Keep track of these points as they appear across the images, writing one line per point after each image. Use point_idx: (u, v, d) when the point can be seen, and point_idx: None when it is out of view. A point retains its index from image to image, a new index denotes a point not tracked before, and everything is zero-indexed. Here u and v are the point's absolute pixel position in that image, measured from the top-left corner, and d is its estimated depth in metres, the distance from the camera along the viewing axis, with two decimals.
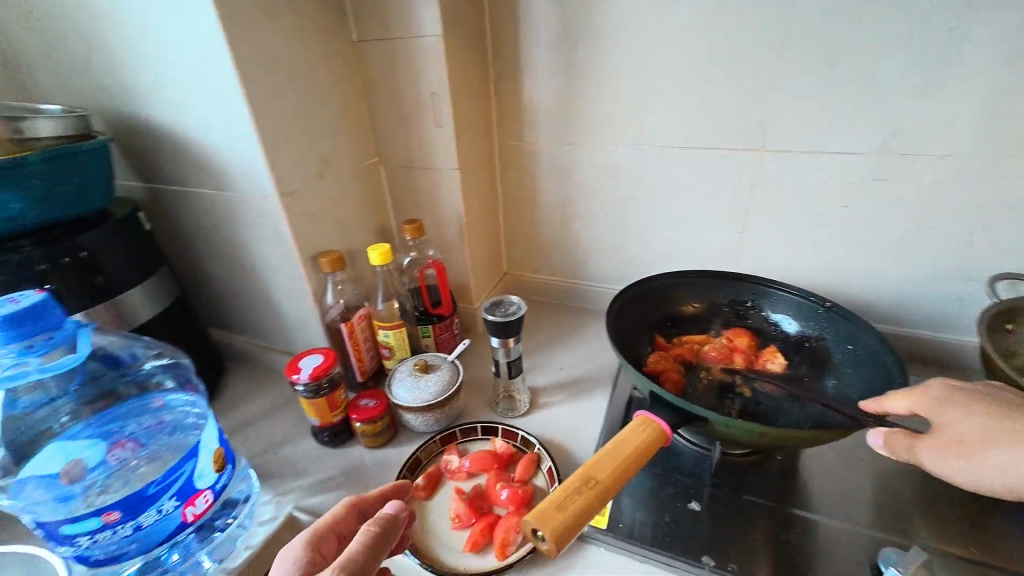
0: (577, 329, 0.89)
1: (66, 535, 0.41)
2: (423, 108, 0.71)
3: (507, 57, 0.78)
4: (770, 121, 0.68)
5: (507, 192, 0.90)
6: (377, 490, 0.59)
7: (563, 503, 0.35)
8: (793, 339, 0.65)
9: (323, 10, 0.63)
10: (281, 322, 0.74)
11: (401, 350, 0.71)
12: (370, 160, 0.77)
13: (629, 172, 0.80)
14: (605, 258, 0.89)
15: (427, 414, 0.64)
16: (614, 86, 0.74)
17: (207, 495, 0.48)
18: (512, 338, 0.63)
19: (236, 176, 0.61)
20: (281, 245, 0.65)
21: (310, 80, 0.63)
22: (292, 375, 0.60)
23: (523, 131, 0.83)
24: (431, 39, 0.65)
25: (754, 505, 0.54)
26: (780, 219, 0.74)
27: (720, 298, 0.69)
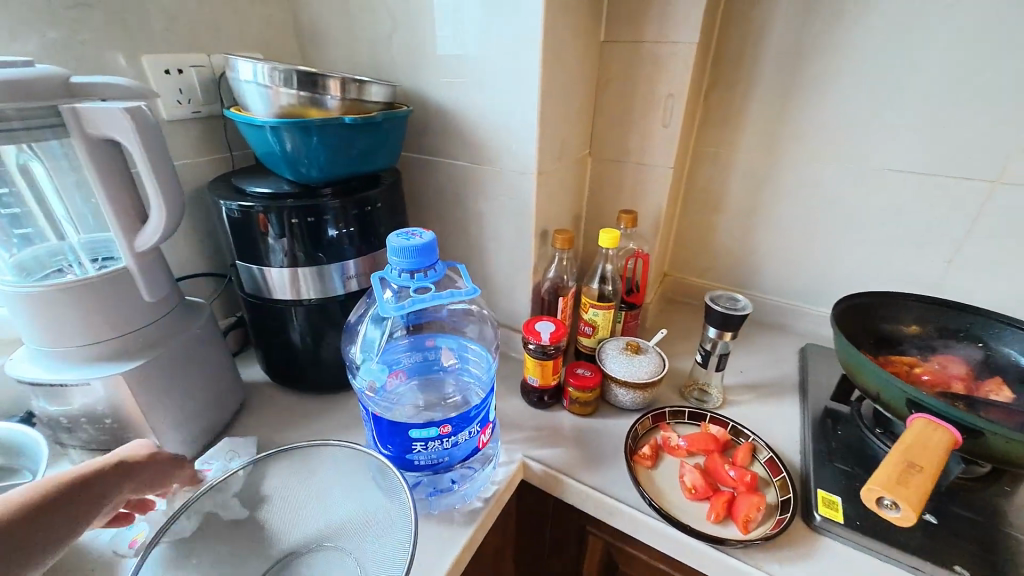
0: (745, 336, 0.91)
1: (408, 438, 0.47)
2: (654, 108, 0.75)
3: (726, 68, 0.81)
4: (1014, 153, 0.68)
5: (691, 195, 0.93)
6: (597, 450, 0.64)
7: (903, 478, 0.39)
8: (1023, 377, 0.62)
9: (591, 10, 0.69)
10: (488, 289, 0.81)
11: (604, 329, 0.75)
12: (585, 152, 0.82)
13: (833, 189, 0.81)
14: (783, 270, 0.90)
15: (637, 393, 0.68)
16: (839, 105, 0.76)
17: (490, 430, 0.53)
18: (731, 331, 0.66)
19: (499, 152, 0.68)
20: (518, 218, 0.71)
21: (572, 73, 0.69)
22: (531, 335, 0.65)
23: (725, 139, 0.86)
24: (683, 45, 0.70)
25: (993, 527, 0.54)
26: (999, 253, 0.73)
27: (937, 326, 0.69)
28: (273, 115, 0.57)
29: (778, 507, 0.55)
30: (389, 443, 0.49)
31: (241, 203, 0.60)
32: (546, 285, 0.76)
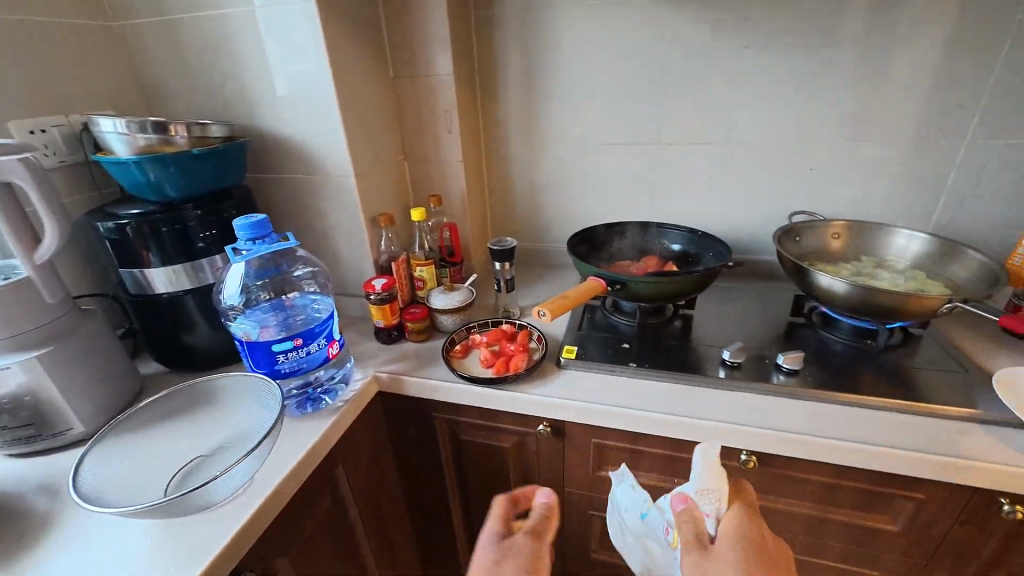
0: (548, 275, 1.25)
1: (271, 353, 0.71)
2: (438, 120, 1.07)
3: (489, 87, 1.16)
4: (659, 125, 1.09)
5: (492, 180, 1.26)
6: (430, 358, 0.91)
7: (557, 303, 0.74)
8: (679, 256, 1.02)
9: (377, 58, 0.99)
10: (341, 269, 1.05)
11: (431, 281, 1.03)
12: (400, 157, 1.11)
13: (575, 162, 1.18)
14: (564, 224, 1.26)
15: (454, 316, 0.97)
16: (563, 106, 1.13)
17: (338, 345, 0.79)
18: (507, 262, 0.97)
19: (324, 163, 0.94)
20: (350, 210, 0.97)
21: (369, 101, 0.97)
22: (369, 287, 0.91)
23: (502, 137, 1.20)
24: (444, 75, 1.02)
25: (661, 342, 0.91)
26: (673, 188, 1.14)
27: (637, 237, 1.06)
28: (134, 153, 0.77)
29: (537, 359, 0.86)
30: (262, 363, 0.72)
31: (118, 224, 0.78)
32: (384, 257, 1.03)
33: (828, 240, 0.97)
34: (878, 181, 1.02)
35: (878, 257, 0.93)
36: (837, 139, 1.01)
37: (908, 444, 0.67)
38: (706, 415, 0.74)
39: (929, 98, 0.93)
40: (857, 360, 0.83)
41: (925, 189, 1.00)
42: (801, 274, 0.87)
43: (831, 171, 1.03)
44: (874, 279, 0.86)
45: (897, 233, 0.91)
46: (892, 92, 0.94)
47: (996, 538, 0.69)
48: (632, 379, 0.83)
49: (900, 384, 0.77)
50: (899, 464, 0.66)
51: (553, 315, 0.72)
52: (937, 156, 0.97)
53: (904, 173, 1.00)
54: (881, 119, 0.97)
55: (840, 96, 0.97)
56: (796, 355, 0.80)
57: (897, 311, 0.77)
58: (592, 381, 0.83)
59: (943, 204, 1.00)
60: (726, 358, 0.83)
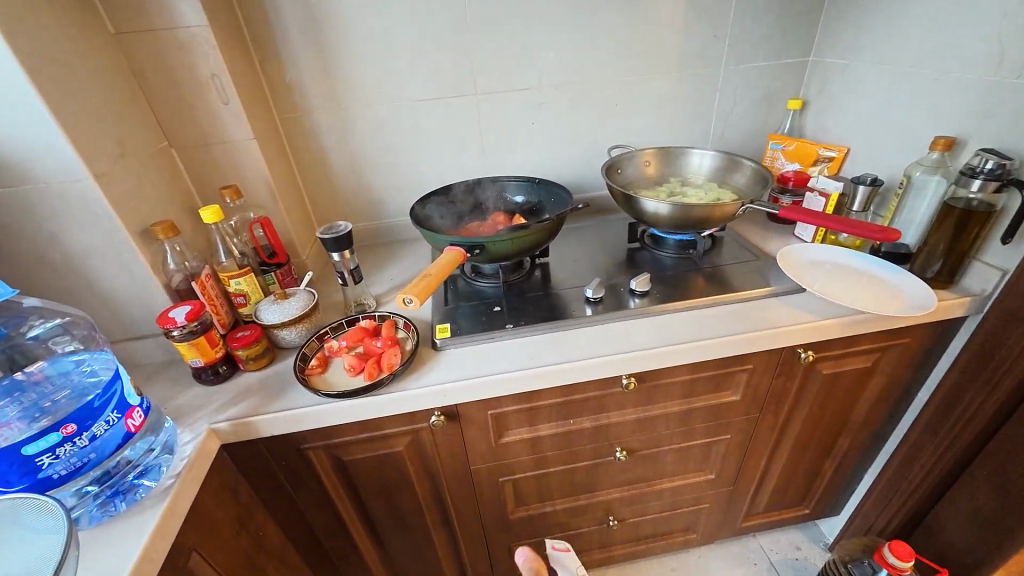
0: (396, 254, 1.14)
1: (25, 458, 0.47)
2: (205, 89, 0.82)
3: (266, 43, 0.94)
4: (475, 75, 1.04)
5: (302, 158, 1.07)
6: (280, 384, 0.75)
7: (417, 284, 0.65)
8: (525, 206, 1.01)
9: (78, 6, 0.69)
10: (115, 307, 0.77)
11: (255, 293, 0.83)
12: (161, 144, 0.84)
13: (395, 125, 1.06)
14: (398, 196, 1.15)
15: (298, 327, 0.81)
16: (365, 60, 0.99)
17: (140, 412, 0.57)
18: (347, 250, 0.84)
19: (33, 167, 0.64)
20: (103, 225, 0.70)
21: (83, 69, 0.69)
22: (165, 323, 0.69)
23: (300, 104, 1.01)
24: (197, 28, 0.78)
25: (532, 297, 0.91)
26: (502, 140, 1.12)
27: (479, 196, 1.02)
28: None
29: (411, 349, 0.78)
30: (12, 478, 0.47)
31: None
32: (177, 278, 0.79)
33: (642, 169, 1.07)
34: (667, 110, 1.15)
35: (680, 177, 1.07)
36: (632, 75, 1.10)
37: (734, 328, 0.80)
38: (583, 355, 0.77)
39: (692, 30, 1.06)
40: (686, 269, 0.96)
41: (700, 113, 1.17)
42: (629, 203, 0.94)
43: (632, 106, 1.13)
44: (684, 197, 0.99)
45: (691, 154, 1.06)
46: (665, 28, 1.05)
47: (798, 381, 0.89)
48: (511, 340, 0.81)
49: (719, 281, 0.91)
50: (733, 346, 0.79)
51: (422, 299, 0.64)
52: (704, 83, 1.13)
53: (686, 101, 1.15)
54: (660, 53, 1.08)
55: (627, 34, 1.05)
56: (643, 277, 0.88)
57: (707, 220, 0.90)
58: (473, 353, 0.79)
59: (714, 124, 1.19)
60: (590, 296, 0.87)
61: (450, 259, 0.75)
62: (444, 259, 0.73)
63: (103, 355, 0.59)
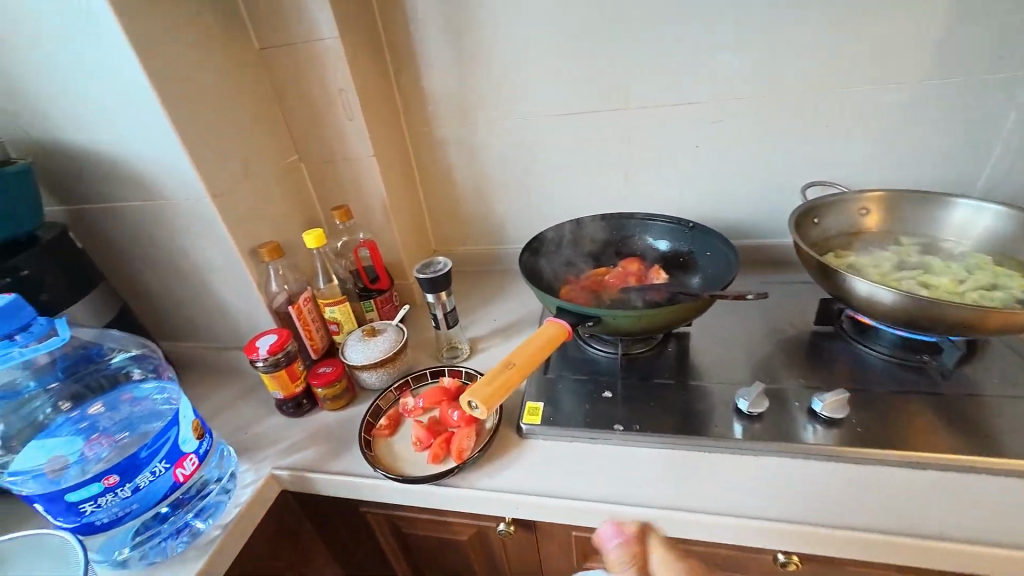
0: (509, 286, 1.01)
1: (70, 503, 0.46)
2: (333, 104, 0.79)
3: (403, 52, 0.87)
4: (629, 85, 0.83)
5: (427, 174, 1.00)
6: (347, 438, 0.68)
7: (489, 381, 0.46)
8: (670, 255, 0.78)
9: (226, 24, 0.70)
10: (229, 319, 0.79)
11: (348, 323, 0.78)
12: (291, 159, 0.83)
13: (525, 143, 0.92)
14: (520, 221, 1.02)
15: (380, 371, 0.73)
16: (502, 69, 0.86)
17: (194, 459, 0.54)
18: (443, 291, 0.73)
19: (165, 185, 0.66)
20: (219, 243, 0.71)
21: (220, 87, 0.69)
22: (250, 353, 0.66)
23: (431, 117, 0.93)
24: (329, 41, 0.73)
25: (657, 385, 0.69)
26: (652, 166, 0.90)
27: (610, 236, 0.82)
28: None
29: (489, 429, 0.63)
30: (62, 516, 0.47)
31: None
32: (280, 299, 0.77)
33: (856, 219, 0.74)
34: (913, 134, 0.78)
35: (922, 237, 0.72)
36: (863, 85, 0.76)
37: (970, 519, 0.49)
38: (716, 507, 0.54)
39: (986, 14, 0.68)
40: (912, 388, 0.63)
41: (974, 140, 0.77)
42: (827, 280, 0.65)
43: (854, 128, 0.79)
44: (929, 275, 0.65)
45: (950, 206, 0.70)
46: (936, 12, 0.69)
47: None
48: (618, 449, 0.62)
49: (977, 425, 0.56)
50: (997, 563, 0.47)
51: (491, 405, 0.45)
52: (992, 94, 0.73)
53: (951, 122, 0.76)
54: (918, 51, 0.72)
55: (866, 26, 0.72)
56: (837, 396, 0.59)
57: (970, 325, 0.56)
58: (565, 457, 0.61)
59: (999, 156, 0.77)
60: (742, 408, 0.61)
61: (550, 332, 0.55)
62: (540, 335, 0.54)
63: (170, 385, 0.59)
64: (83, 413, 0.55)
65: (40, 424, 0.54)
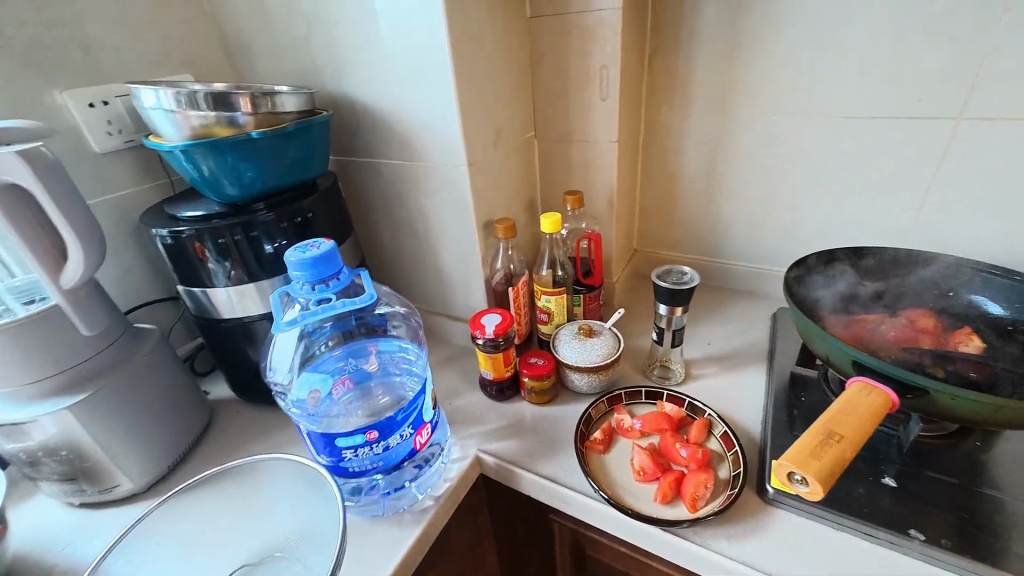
0: (719, 306, 0.88)
1: (335, 446, 0.48)
2: (590, 82, 0.73)
3: (667, 28, 0.77)
4: (975, 87, 0.63)
5: (650, 166, 0.90)
6: (551, 440, 0.63)
7: (818, 453, 0.39)
8: (992, 321, 0.60)
9: None
10: (444, 285, 0.81)
11: (559, 315, 0.75)
12: (528, 135, 0.80)
13: (788, 146, 0.77)
14: (750, 236, 0.87)
15: (592, 376, 0.67)
16: (787, 54, 0.72)
17: (429, 429, 0.54)
18: (681, 305, 0.64)
19: (429, 148, 0.67)
20: (460, 212, 0.71)
21: (494, 55, 0.67)
22: (477, 330, 0.65)
23: (676, 103, 0.83)
24: (608, 12, 0.67)
25: (954, 485, 0.52)
26: (969, 195, 0.69)
27: (899, 277, 0.65)
28: (186, 138, 0.56)
29: (728, 482, 0.54)
30: (324, 455, 0.49)
31: (174, 229, 0.60)
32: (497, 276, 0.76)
33: None
34: None
35: None
36: None
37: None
38: None
39: None
40: None
41: None
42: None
43: None
44: None
45: None
46: None
47: None
48: (911, 562, 0.47)
49: None
50: None
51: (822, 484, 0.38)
52: None
53: None
54: None
55: None
56: None
57: None
58: (831, 548, 0.49)
59: None
60: None
61: (869, 403, 0.44)
62: (855, 406, 0.43)
63: (416, 349, 0.59)
64: (341, 357, 0.58)
65: (309, 359, 0.58)
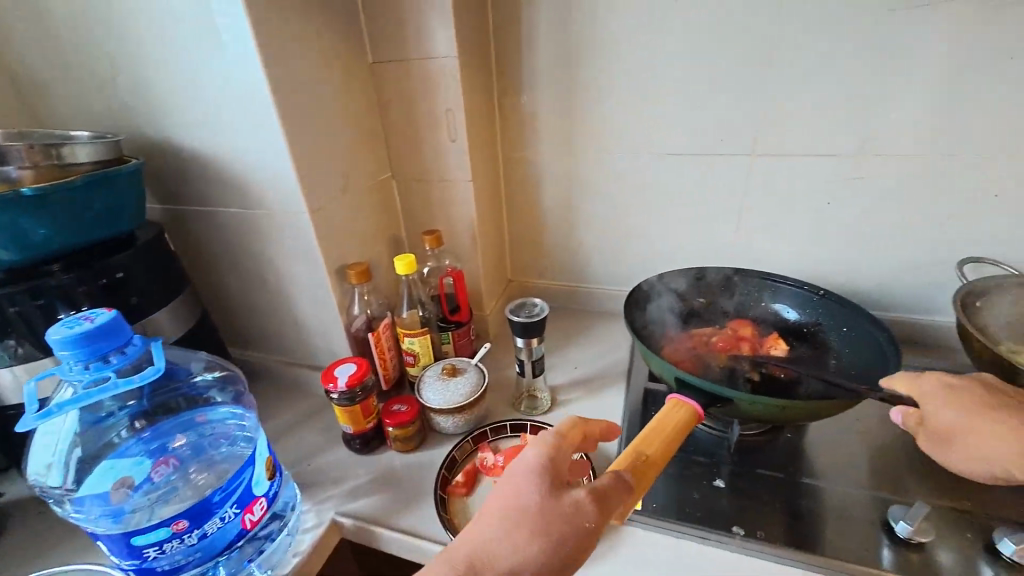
0: (587, 329, 0.93)
1: (134, 546, 0.41)
2: (438, 124, 0.75)
3: (511, 74, 0.82)
4: (759, 129, 0.75)
5: (514, 201, 0.94)
6: (415, 490, 0.61)
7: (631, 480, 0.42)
8: (792, 325, 0.69)
9: (344, 35, 0.67)
10: (303, 336, 0.76)
11: (425, 356, 0.74)
12: (385, 176, 0.80)
13: (627, 179, 0.85)
14: (608, 262, 0.94)
15: (457, 416, 0.67)
16: (615, 99, 0.79)
17: (263, 504, 0.49)
18: (536, 337, 0.66)
19: (265, 195, 0.64)
20: (307, 259, 0.67)
21: (332, 100, 0.66)
22: (328, 383, 0.62)
23: (528, 141, 0.88)
24: (445, 59, 0.69)
25: (770, 477, 0.59)
26: (770, 218, 0.80)
27: (722, 292, 0.74)
28: None
29: None
30: (123, 558, 0.42)
31: None
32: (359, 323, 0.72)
33: None
34: None
35: None
36: None
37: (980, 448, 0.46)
38: None
39: None
40: None
41: None
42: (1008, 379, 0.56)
43: None
44: None
45: None
46: None
47: None
48: (737, 558, 0.52)
49: None
50: None
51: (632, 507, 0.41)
52: None
53: None
54: None
55: None
56: None
57: None
58: (672, 557, 0.52)
59: None
60: (898, 532, 0.50)
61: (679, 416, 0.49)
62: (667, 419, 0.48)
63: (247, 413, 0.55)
64: (154, 436, 0.51)
65: (110, 446, 0.50)
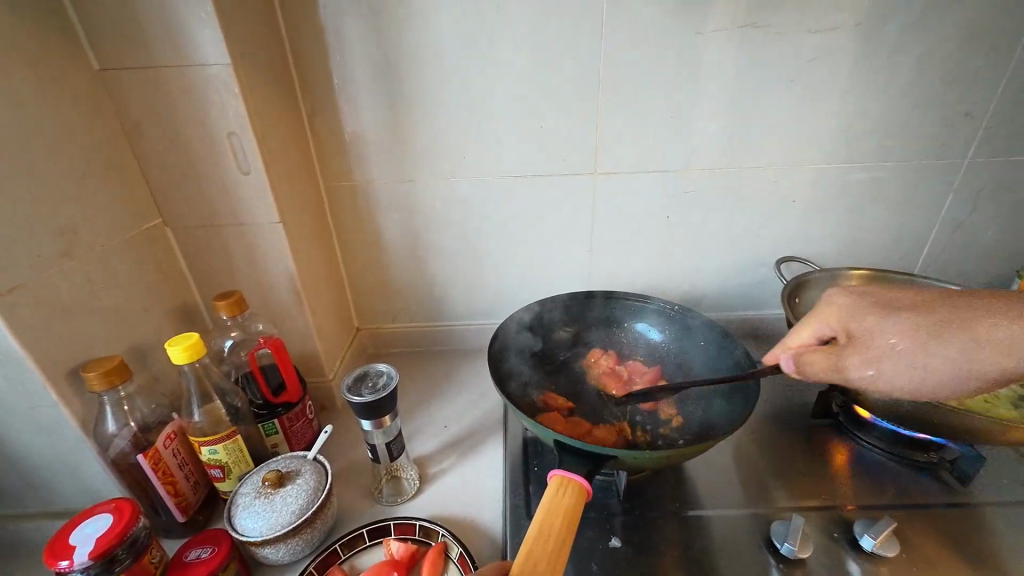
0: (455, 375, 0.83)
1: None
2: (218, 151, 0.56)
3: (320, 89, 0.68)
4: (598, 148, 0.73)
5: (348, 238, 0.79)
6: None
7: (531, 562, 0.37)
8: (657, 346, 0.70)
9: (34, 31, 0.45)
10: (30, 472, 0.51)
11: (240, 463, 0.54)
12: (150, 224, 0.58)
13: (475, 206, 0.77)
14: (467, 296, 0.85)
15: (292, 541, 0.49)
16: (448, 119, 0.70)
17: None
18: (388, 414, 0.53)
19: None
20: (7, 367, 0.44)
21: (19, 124, 0.44)
22: (58, 562, 0.39)
23: (355, 168, 0.74)
24: (215, 68, 0.52)
25: (661, 517, 0.55)
26: (620, 234, 0.80)
27: (587, 318, 0.72)
28: None
29: None
30: None
31: None
32: (117, 454, 0.50)
33: None
34: (872, 213, 0.78)
35: None
36: (830, 162, 0.74)
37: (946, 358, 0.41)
38: None
39: (939, 107, 0.70)
40: (928, 494, 0.57)
41: (926, 222, 0.79)
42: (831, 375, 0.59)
43: (819, 204, 0.77)
44: None
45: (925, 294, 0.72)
46: (897, 96, 0.69)
47: None
48: None
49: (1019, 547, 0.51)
50: None
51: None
52: (937, 181, 0.75)
53: (898, 206, 0.77)
54: (878, 133, 0.72)
55: (839, 103, 0.70)
56: (884, 528, 0.50)
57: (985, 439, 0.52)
58: None
59: (937, 233, 0.80)
60: (785, 553, 0.49)
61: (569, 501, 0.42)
62: (561, 509, 0.41)
63: None
64: None
65: None
